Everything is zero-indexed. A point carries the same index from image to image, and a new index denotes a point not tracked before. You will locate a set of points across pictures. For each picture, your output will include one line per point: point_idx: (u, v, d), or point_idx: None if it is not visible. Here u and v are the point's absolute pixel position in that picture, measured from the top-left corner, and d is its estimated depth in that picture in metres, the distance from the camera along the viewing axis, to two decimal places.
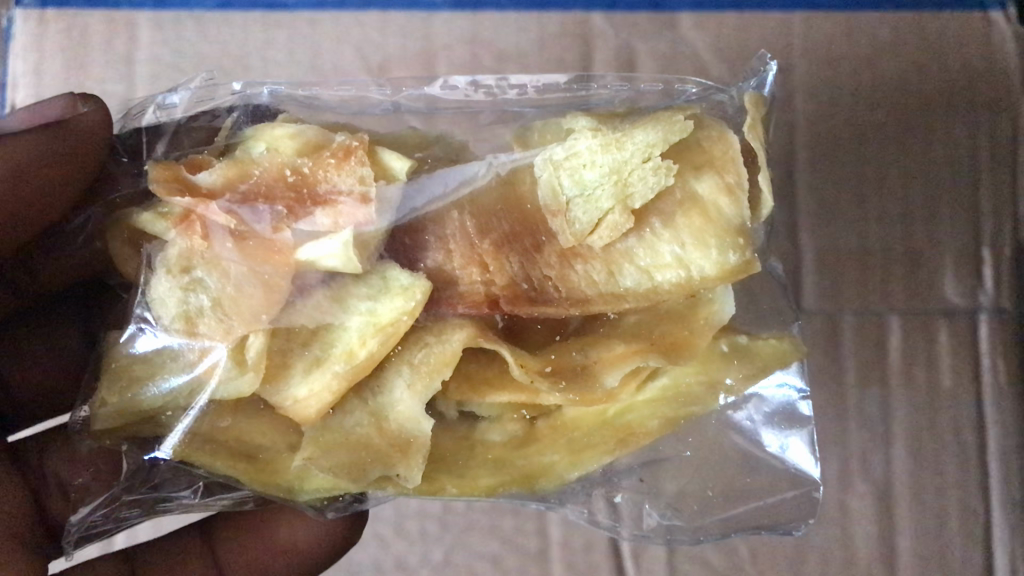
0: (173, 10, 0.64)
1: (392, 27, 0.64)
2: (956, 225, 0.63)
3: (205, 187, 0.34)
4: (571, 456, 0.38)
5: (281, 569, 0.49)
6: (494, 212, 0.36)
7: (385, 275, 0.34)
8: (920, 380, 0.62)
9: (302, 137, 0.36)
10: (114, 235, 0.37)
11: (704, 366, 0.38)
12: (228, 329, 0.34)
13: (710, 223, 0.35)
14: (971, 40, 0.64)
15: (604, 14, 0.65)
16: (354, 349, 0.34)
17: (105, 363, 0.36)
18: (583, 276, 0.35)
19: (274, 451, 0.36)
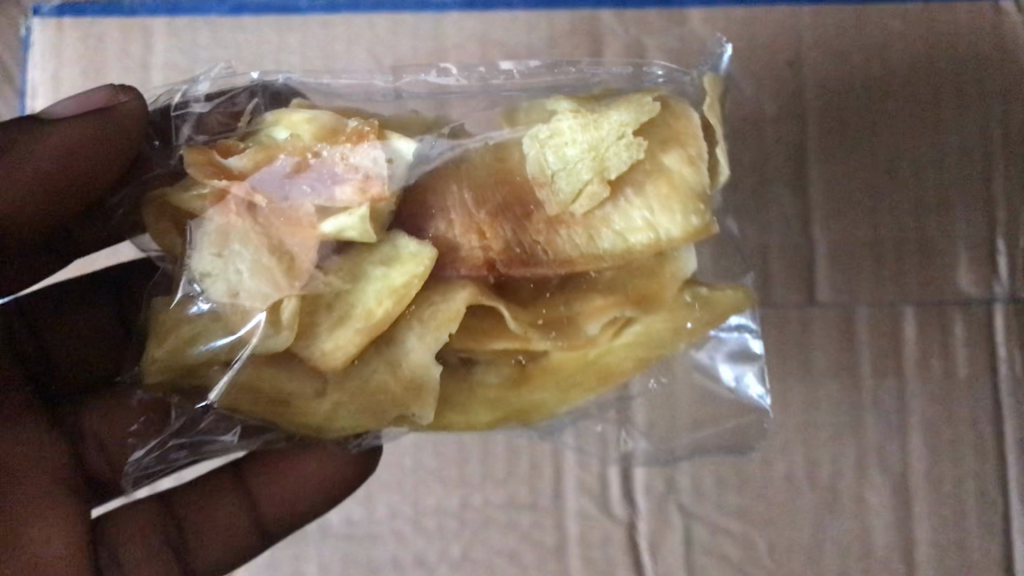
0: (186, 15, 0.64)
1: (403, 29, 0.64)
2: (969, 214, 0.63)
3: (236, 171, 0.35)
4: (560, 394, 0.38)
5: (312, 499, 0.51)
6: (489, 185, 0.36)
7: (395, 244, 0.35)
8: (935, 369, 0.62)
9: (317, 121, 0.36)
10: (150, 211, 0.38)
11: (673, 315, 0.38)
12: (264, 295, 0.35)
13: (675, 190, 0.36)
14: (980, 29, 0.64)
15: (614, 12, 0.65)
16: (371, 312, 0.35)
17: (155, 320, 0.37)
18: (569, 241, 0.36)
19: (301, 399, 0.36)
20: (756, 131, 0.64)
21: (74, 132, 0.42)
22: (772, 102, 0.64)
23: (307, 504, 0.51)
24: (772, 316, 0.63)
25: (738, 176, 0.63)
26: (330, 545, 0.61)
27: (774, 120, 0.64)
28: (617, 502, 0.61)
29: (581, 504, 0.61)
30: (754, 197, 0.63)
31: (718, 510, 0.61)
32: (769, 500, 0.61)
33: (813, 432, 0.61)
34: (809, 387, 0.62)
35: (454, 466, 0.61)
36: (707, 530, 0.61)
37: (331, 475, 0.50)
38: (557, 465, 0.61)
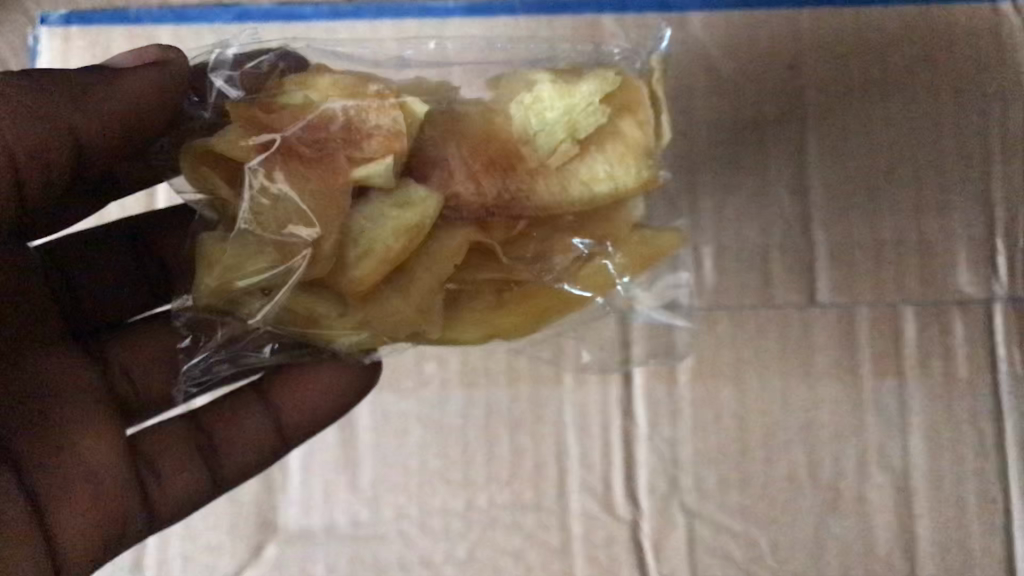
0: (193, 23, 0.65)
1: (405, 35, 0.65)
2: (968, 214, 0.63)
3: (275, 124, 0.39)
4: (540, 314, 0.44)
5: (328, 415, 0.53)
6: (481, 138, 0.40)
7: (408, 191, 0.39)
8: (936, 368, 0.62)
9: (342, 85, 0.41)
10: (189, 156, 0.40)
11: (626, 245, 0.44)
12: (303, 233, 0.38)
13: (630, 150, 0.42)
14: (979, 31, 0.64)
15: (615, 16, 0.65)
16: (385, 250, 0.38)
17: (200, 249, 0.40)
18: (550, 188, 0.41)
19: (329, 318, 0.41)
20: (756, 134, 0.65)
21: (136, 81, 0.43)
22: (772, 104, 0.65)
23: (325, 415, 0.53)
24: (772, 316, 0.63)
25: (737, 180, 0.64)
26: (338, 546, 0.61)
27: (774, 122, 0.65)
28: (619, 502, 0.61)
29: (584, 504, 0.61)
30: (754, 201, 0.64)
31: (720, 509, 0.61)
32: (772, 498, 0.61)
33: (816, 431, 0.62)
34: (810, 386, 0.62)
35: (459, 467, 0.62)
36: (710, 529, 0.61)
37: (342, 392, 0.52)
38: (560, 466, 0.62)
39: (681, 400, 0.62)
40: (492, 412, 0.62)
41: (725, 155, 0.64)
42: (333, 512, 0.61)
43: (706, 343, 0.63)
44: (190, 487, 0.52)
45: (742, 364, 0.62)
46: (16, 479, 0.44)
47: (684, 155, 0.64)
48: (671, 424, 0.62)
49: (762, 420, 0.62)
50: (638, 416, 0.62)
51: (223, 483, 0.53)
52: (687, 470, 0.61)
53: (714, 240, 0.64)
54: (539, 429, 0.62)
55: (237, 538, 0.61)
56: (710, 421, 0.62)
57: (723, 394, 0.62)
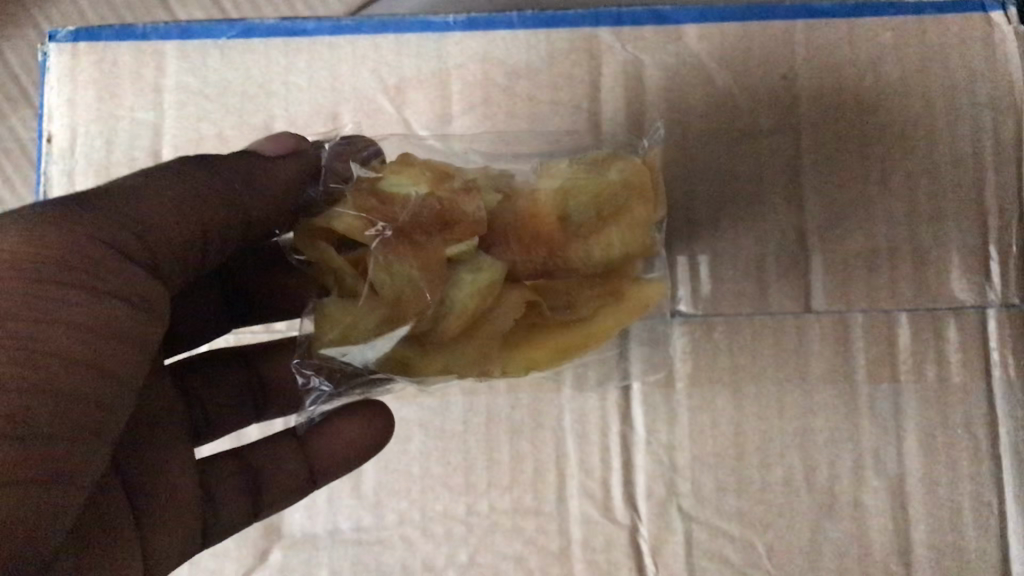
0: (197, 39, 0.66)
1: (406, 49, 0.66)
2: (962, 221, 0.64)
3: (386, 211, 0.43)
4: (568, 355, 0.48)
5: (354, 462, 0.54)
6: (529, 216, 0.46)
7: (483, 260, 0.44)
8: (930, 374, 0.63)
9: (431, 174, 0.45)
10: (307, 229, 0.45)
11: (637, 294, 0.50)
12: (416, 295, 0.42)
13: (639, 219, 0.49)
14: (971, 41, 0.66)
15: (612, 30, 0.67)
16: (466, 306, 0.43)
17: (323, 307, 0.44)
18: (583, 250, 0.47)
19: (415, 360, 0.45)
20: (751, 144, 0.65)
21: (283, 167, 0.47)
22: (768, 115, 0.66)
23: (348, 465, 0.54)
24: (768, 322, 0.64)
25: (733, 189, 0.65)
26: (340, 550, 0.62)
27: (769, 132, 0.65)
28: (618, 506, 0.62)
29: (583, 509, 0.62)
30: (749, 210, 0.65)
31: (718, 513, 0.62)
32: (768, 503, 0.62)
33: (811, 436, 0.63)
34: (806, 392, 0.63)
35: (460, 473, 0.63)
36: (707, 533, 0.62)
37: (365, 445, 0.54)
38: (560, 471, 0.63)
39: (678, 406, 0.63)
40: (492, 418, 0.63)
41: (721, 164, 0.65)
42: (337, 518, 0.62)
43: (703, 350, 0.64)
44: (237, 515, 0.54)
45: (739, 371, 0.63)
46: (125, 496, 0.45)
47: (681, 166, 0.65)
48: (669, 429, 0.63)
49: (759, 426, 0.63)
50: (637, 422, 0.64)
51: (259, 511, 0.55)
52: (685, 475, 0.62)
53: (710, 249, 0.65)
54: (539, 434, 0.63)
55: (243, 543, 0.62)
56: (707, 427, 0.63)
57: (720, 400, 0.63)
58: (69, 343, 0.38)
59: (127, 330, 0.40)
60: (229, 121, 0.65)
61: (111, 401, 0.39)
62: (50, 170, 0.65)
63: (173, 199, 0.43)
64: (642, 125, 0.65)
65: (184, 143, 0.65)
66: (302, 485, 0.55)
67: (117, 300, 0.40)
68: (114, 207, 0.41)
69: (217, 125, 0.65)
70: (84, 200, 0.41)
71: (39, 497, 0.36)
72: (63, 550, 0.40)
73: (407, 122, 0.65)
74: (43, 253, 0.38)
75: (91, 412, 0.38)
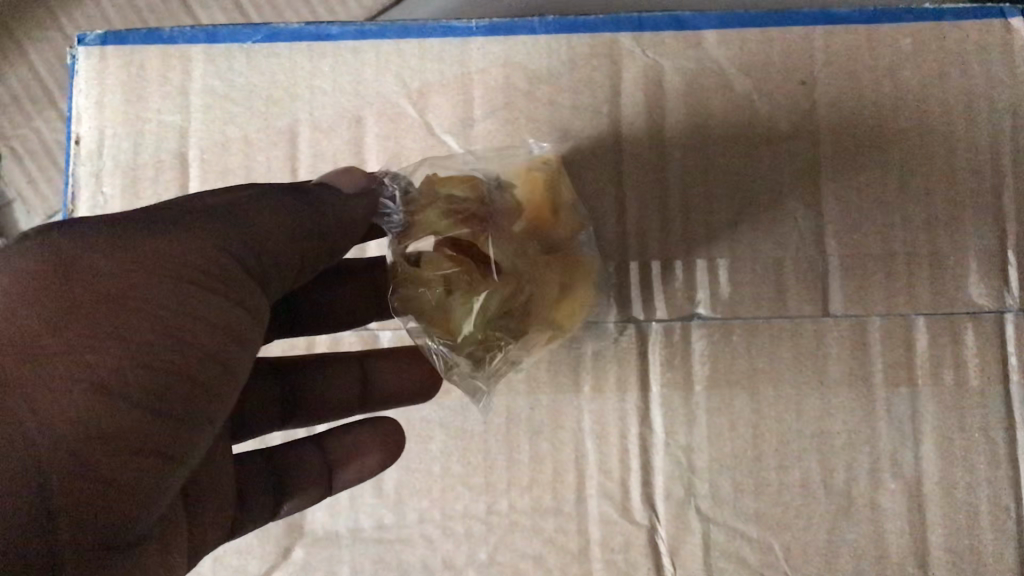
0: (223, 43, 0.67)
1: (428, 53, 0.67)
2: (979, 226, 0.64)
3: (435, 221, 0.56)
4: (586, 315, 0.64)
5: (371, 464, 0.58)
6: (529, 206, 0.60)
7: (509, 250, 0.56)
8: (947, 378, 0.63)
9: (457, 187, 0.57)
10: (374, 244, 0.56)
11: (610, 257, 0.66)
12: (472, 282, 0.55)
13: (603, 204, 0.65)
14: (990, 47, 0.66)
15: (632, 35, 0.67)
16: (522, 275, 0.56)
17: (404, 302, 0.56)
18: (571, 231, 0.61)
19: (475, 339, 0.56)
20: (770, 149, 0.66)
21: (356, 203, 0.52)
22: (787, 119, 0.66)
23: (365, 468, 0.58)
24: (786, 325, 0.64)
25: (751, 193, 0.65)
26: (362, 548, 0.63)
27: (788, 137, 0.66)
28: (637, 507, 0.63)
29: (602, 509, 0.63)
30: (768, 213, 0.65)
31: (736, 515, 0.62)
32: (786, 504, 0.62)
33: (829, 439, 0.63)
34: (824, 395, 0.63)
35: (480, 473, 0.63)
36: (725, 535, 0.62)
37: (382, 450, 0.58)
38: (579, 472, 0.63)
39: (697, 408, 0.63)
40: (512, 418, 0.64)
41: (740, 169, 0.65)
42: (358, 516, 0.63)
43: (722, 351, 0.64)
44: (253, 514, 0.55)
45: (757, 373, 0.64)
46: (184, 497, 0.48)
47: (701, 170, 0.66)
48: (687, 431, 0.63)
49: (777, 428, 0.63)
50: (655, 423, 0.64)
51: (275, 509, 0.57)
52: (704, 477, 0.63)
53: (728, 251, 0.65)
54: (559, 435, 0.64)
55: (265, 540, 0.63)
56: (725, 428, 0.63)
57: (739, 403, 0.63)
58: (203, 339, 0.43)
59: (249, 336, 0.46)
60: (254, 124, 0.66)
61: (228, 394, 0.45)
62: (78, 172, 0.66)
63: (281, 218, 0.47)
64: (661, 130, 0.66)
65: (210, 146, 0.66)
66: (319, 490, 0.58)
67: (238, 309, 0.45)
68: (239, 223, 0.45)
69: (242, 128, 0.66)
70: (234, 217, 0.46)
71: (150, 466, 0.41)
72: (147, 542, 0.43)
73: (429, 127, 0.66)
74: (204, 259, 0.43)
75: (210, 400, 0.43)
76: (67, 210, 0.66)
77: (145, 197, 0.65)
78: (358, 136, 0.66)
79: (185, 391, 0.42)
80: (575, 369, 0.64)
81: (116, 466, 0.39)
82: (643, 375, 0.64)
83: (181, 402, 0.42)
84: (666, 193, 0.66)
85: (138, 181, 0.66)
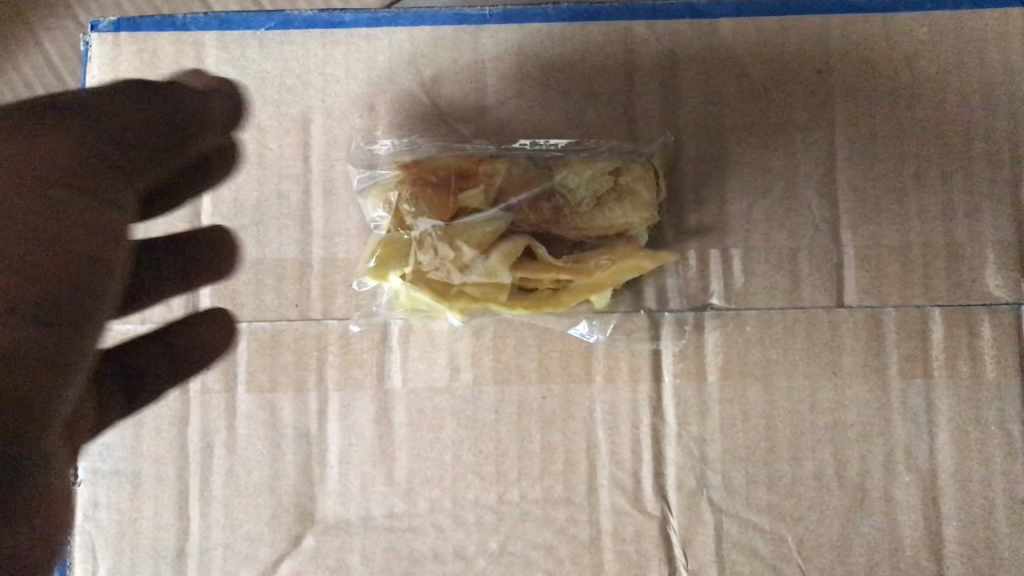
0: (237, 30, 0.67)
1: (442, 41, 0.66)
2: (997, 217, 0.64)
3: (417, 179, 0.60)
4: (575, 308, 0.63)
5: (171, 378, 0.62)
6: (536, 200, 0.61)
7: (453, 227, 0.59)
8: (963, 370, 0.63)
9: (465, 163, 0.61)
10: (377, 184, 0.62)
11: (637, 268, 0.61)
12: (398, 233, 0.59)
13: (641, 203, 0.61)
14: (1010, 36, 0.65)
15: (647, 22, 0.67)
16: (422, 246, 0.58)
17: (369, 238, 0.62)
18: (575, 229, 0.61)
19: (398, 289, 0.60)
20: (785, 139, 0.65)
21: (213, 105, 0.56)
22: (802, 109, 0.65)
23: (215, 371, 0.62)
24: (800, 316, 0.63)
25: (765, 183, 0.65)
26: (373, 537, 0.62)
27: (804, 127, 0.65)
28: (649, 498, 0.62)
29: (614, 500, 0.63)
30: (783, 203, 0.64)
31: (749, 506, 0.62)
32: (799, 496, 0.62)
33: (843, 431, 0.62)
34: (838, 386, 0.63)
35: (492, 462, 0.63)
36: (738, 526, 0.62)
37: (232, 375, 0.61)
38: (591, 462, 0.63)
39: (709, 399, 0.63)
40: (523, 408, 0.63)
41: (754, 159, 0.65)
42: (369, 504, 0.62)
43: (735, 343, 0.63)
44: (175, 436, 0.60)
45: (771, 364, 0.63)
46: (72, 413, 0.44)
47: (715, 159, 0.65)
48: (700, 422, 0.63)
49: (791, 419, 0.63)
50: (667, 414, 0.63)
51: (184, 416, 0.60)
52: (716, 468, 0.62)
53: (742, 243, 0.64)
54: (571, 425, 0.63)
55: (276, 528, 0.62)
56: (738, 420, 0.63)
57: (752, 393, 0.63)
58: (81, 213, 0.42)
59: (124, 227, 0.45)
60: (267, 112, 0.65)
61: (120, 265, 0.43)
62: None
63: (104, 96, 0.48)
64: (675, 119, 0.66)
65: None
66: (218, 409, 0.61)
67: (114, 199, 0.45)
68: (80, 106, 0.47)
69: (255, 115, 0.65)
70: (92, 113, 0.46)
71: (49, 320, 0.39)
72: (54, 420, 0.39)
73: (443, 115, 0.65)
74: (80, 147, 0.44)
75: (96, 268, 0.42)
76: None
77: None
78: (371, 124, 0.66)
79: (78, 255, 0.41)
80: (587, 359, 0.64)
81: (7, 302, 0.38)
82: (656, 365, 0.63)
83: (71, 259, 0.41)
84: (681, 181, 0.65)
85: None
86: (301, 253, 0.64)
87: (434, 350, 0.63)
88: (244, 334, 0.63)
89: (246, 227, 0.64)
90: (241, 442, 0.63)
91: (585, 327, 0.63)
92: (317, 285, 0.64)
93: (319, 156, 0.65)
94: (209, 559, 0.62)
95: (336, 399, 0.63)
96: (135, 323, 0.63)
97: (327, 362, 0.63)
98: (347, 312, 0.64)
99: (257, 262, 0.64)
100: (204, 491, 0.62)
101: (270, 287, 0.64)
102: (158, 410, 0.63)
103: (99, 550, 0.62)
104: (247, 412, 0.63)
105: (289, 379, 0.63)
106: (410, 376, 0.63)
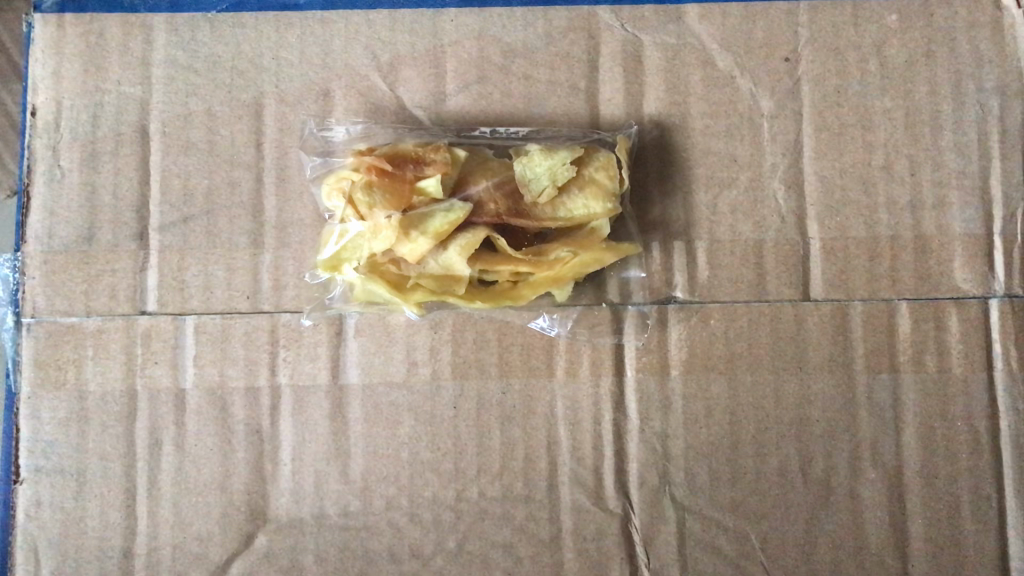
0: (186, 12, 0.64)
1: (401, 26, 0.64)
2: (965, 210, 0.63)
3: (373, 168, 0.57)
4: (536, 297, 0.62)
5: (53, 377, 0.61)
6: (500, 190, 0.59)
7: (406, 219, 0.56)
8: (930, 364, 0.61)
9: (427, 151, 0.59)
10: (335, 174, 0.60)
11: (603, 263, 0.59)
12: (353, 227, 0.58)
13: (603, 192, 0.59)
14: (979, 25, 0.64)
15: (611, 9, 0.65)
16: (377, 239, 0.57)
17: (326, 228, 0.61)
18: (539, 221, 0.58)
19: (355, 281, 0.59)
20: (750, 127, 0.64)
21: None
22: (768, 97, 0.64)
23: None
24: (765, 310, 0.62)
25: (730, 173, 0.63)
26: (327, 535, 0.60)
27: (770, 116, 0.64)
28: (610, 495, 0.61)
29: (575, 498, 0.61)
30: (748, 194, 0.63)
31: (712, 503, 0.61)
32: (763, 493, 0.61)
33: (808, 427, 0.61)
34: (803, 382, 0.61)
35: (450, 459, 0.61)
36: (701, 524, 0.61)
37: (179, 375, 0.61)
38: (552, 459, 0.61)
39: (673, 395, 0.62)
40: (483, 404, 0.61)
41: (720, 148, 0.63)
42: (324, 502, 0.60)
43: (699, 337, 0.62)
44: (118, 428, 0.61)
45: (735, 359, 0.62)
46: None
47: (680, 148, 0.63)
48: (663, 418, 0.61)
49: (756, 415, 0.61)
50: (630, 409, 0.62)
51: (114, 423, 0.61)
52: (679, 465, 0.61)
53: (707, 234, 0.63)
54: (531, 421, 0.61)
55: (227, 527, 0.60)
56: (702, 415, 0.61)
57: (716, 388, 0.61)
58: None
59: None
60: (217, 97, 0.63)
61: None
62: (33, 145, 0.63)
63: None
64: (639, 107, 0.64)
65: (172, 119, 0.63)
66: (169, 407, 0.61)
67: None
68: None
69: (206, 101, 0.63)
70: None
71: None
72: None
73: (400, 102, 0.64)
74: None
75: None
76: (24, 185, 0.63)
77: (104, 171, 0.63)
78: (326, 110, 0.63)
79: None
80: (548, 352, 0.62)
81: None
82: (618, 359, 0.62)
83: None
84: (645, 171, 0.63)
85: (96, 154, 0.63)
86: (253, 244, 0.62)
87: (390, 343, 0.61)
88: (190, 329, 0.61)
89: (195, 216, 0.62)
90: (191, 439, 0.61)
91: (545, 321, 0.62)
92: (269, 277, 0.62)
93: (272, 143, 0.63)
94: (158, 559, 0.60)
95: (289, 395, 0.61)
96: (79, 316, 0.61)
97: (279, 356, 0.61)
98: (302, 303, 0.62)
99: (208, 252, 0.62)
100: (152, 489, 0.60)
101: (220, 278, 0.62)
102: (103, 405, 0.61)
103: (41, 551, 0.60)
104: (197, 408, 0.61)
105: (240, 374, 0.61)
106: (365, 370, 0.61)
